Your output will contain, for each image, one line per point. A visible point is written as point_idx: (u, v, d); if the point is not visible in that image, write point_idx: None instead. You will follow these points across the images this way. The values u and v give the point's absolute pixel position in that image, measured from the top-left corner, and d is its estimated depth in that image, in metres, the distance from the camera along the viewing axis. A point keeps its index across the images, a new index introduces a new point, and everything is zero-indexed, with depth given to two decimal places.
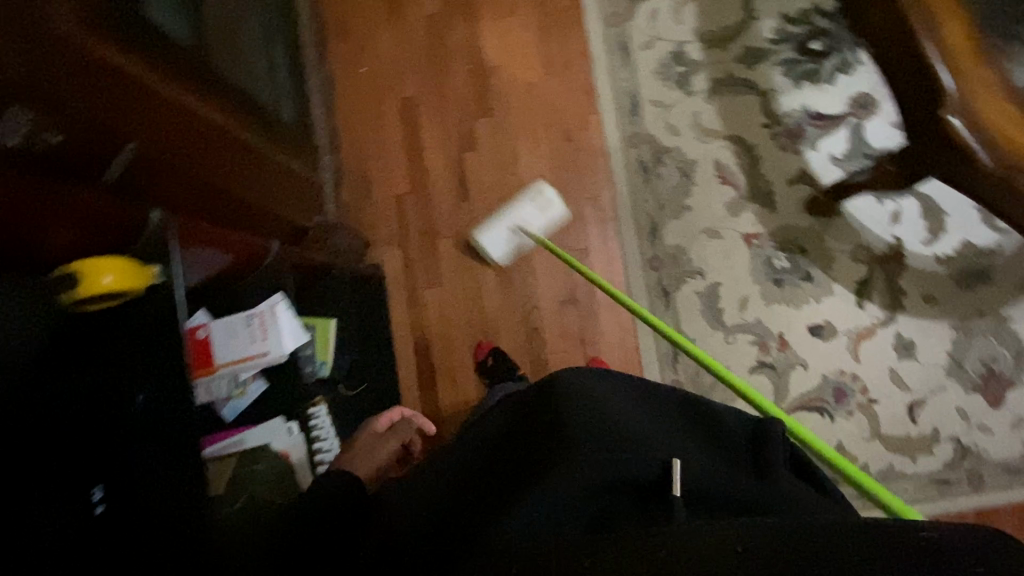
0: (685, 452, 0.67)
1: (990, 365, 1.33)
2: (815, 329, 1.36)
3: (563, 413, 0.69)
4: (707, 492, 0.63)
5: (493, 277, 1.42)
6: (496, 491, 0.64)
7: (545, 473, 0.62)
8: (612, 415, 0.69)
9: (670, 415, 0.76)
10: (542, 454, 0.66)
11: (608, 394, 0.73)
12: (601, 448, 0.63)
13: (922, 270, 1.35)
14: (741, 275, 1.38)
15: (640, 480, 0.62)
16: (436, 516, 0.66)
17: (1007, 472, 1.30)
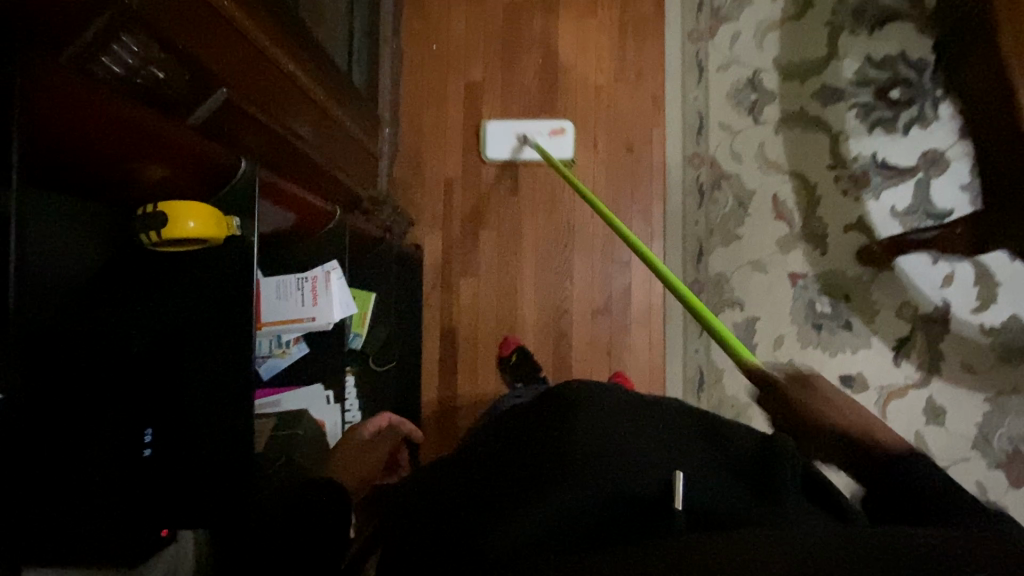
0: (693, 470, 0.64)
1: (1017, 445, 1.30)
2: (846, 378, 1.34)
3: (568, 428, 0.68)
4: (717, 512, 0.58)
5: (531, 274, 1.41)
6: (490, 494, 0.62)
7: (541, 487, 0.60)
8: (615, 433, 0.67)
9: (681, 430, 0.71)
10: (541, 466, 0.63)
11: (618, 411, 0.72)
12: (598, 465, 0.62)
13: (965, 338, 1.33)
14: (780, 312, 1.36)
15: (637, 496, 0.59)
16: (426, 514, 0.63)
17: None
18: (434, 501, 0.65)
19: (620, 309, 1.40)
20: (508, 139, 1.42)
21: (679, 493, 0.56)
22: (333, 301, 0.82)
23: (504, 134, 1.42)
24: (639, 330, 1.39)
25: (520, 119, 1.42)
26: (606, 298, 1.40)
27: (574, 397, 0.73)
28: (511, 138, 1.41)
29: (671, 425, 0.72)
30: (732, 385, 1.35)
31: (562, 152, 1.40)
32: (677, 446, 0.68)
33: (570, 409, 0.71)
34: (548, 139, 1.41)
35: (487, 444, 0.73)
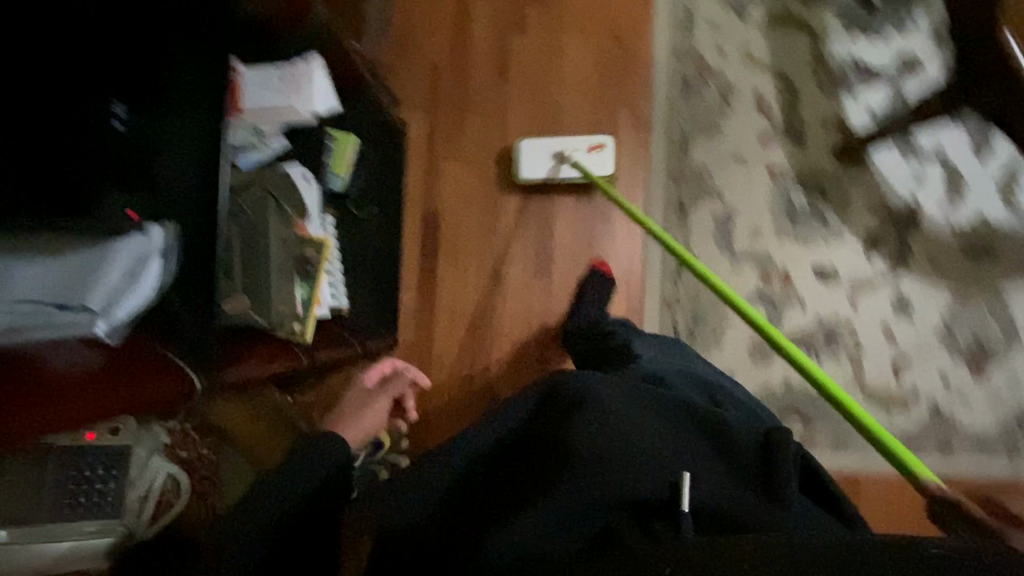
0: (694, 467, 0.67)
1: (980, 340, 1.35)
2: (820, 270, 1.37)
3: (568, 425, 0.70)
4: (719, 513, 0.63)
5: (516, 161, 1.40)
6: (515, 475, 0.70)
7: (554, 480, 0.65)
8: (613, 424, 0.69)
9: (681, 424, 0.72)
10: (553, 463, 0.67)
11: (619, 411, 0.71)
12: (603, 466, 0.65)
13: (934, 234, 1.36)
14: (757, 205, 1.38)
15: (647, 502, 0.63)
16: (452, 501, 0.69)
17: (976, 444, 1.32)
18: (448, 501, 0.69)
19: (602, 197, 1.39)
20: (544, 160, 1.36)
21: (686, 497, 0.60)
22: (314, 90, 0.82)
23: (538, 153, 1.36)
24: (621, 216, 1.39)
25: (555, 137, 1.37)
26: (589, 187, 1.40)
27: (574, 398, 0.73)
28: (548, 159, 1.36)
29: (669, 418, 0.73)
30: (709, 273, 1.37)
31: (602, 169, 1.35)
32: (674, 444, 0.69)
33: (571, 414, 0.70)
34: (586, 154, 1.35)
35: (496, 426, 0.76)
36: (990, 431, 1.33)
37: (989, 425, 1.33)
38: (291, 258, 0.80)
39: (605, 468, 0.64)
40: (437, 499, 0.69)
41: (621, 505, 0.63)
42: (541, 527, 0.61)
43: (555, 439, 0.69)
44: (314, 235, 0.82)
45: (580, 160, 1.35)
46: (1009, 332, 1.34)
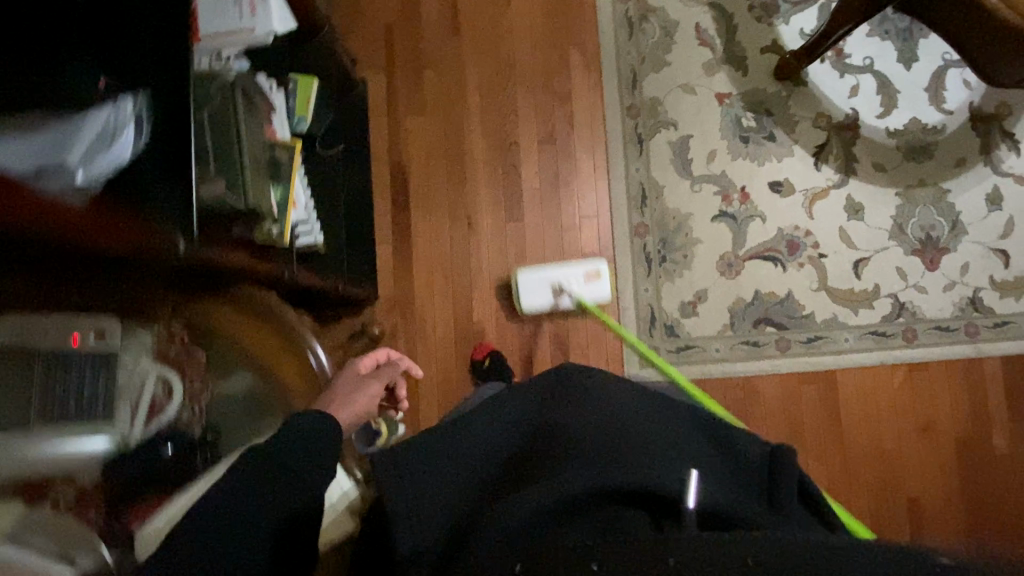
0: (697, 459, 0.62)
1: (929, 232, 1.44)
2: (775, 185, 1.44)
3: (564, 418, 0.67)
4: (728, 515, 0.55)
5: (476, 109, 1.44)
6: (506, 468, 0.65)
7: (544, 472, 0.60)
8: (617, 415, 0.66)
9: (686, 423, 0.69)
10: (549, 454, 0.62)
11: (628, 406, 0.68)
12: (602, 452, 0.60)
13: (875, 140, 1.45)
14: (710, 129, 1.45)
15: (656, 491, 0.55)
16: (446, 490, 0.64)
17: (936, 329, 1.42)
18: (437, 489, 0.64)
19: (564, 136, 1.44)
20: (542, 288, 1.35)
21: (692, 492, 0.54)
22: (271, 12, 0.85)
23: (535, 283, 1.35)
24: (584, 153, 1.44)
25: (552, 265, 1.35)
26: (550, 128, 1.44)
27: (577, 389, 0.71)
28: (546, 288, 1.34)
29: (669, 409, 0.70)
30: (673, 198, 1.43)
31: (601, 297, 1.35)
32: (681, 438, 0.65)
33: (577, 403, 0.69)
34: (583, 283, 1.34)
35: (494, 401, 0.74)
36: (946, 317, 1.43)
37: (945, 311, 1.42)
38: (267, 159, 0.78)
39: (603, 461, 0.59)
40: (436, 480, 0.65)
41: (629, 498, 0.55)
42: (526, 512, 0.54)
43: (552, 426, 0.66)
44: (282, 140, 0.82)
45: (577, 291, 1.35)
46: (953, 224, 1.44)
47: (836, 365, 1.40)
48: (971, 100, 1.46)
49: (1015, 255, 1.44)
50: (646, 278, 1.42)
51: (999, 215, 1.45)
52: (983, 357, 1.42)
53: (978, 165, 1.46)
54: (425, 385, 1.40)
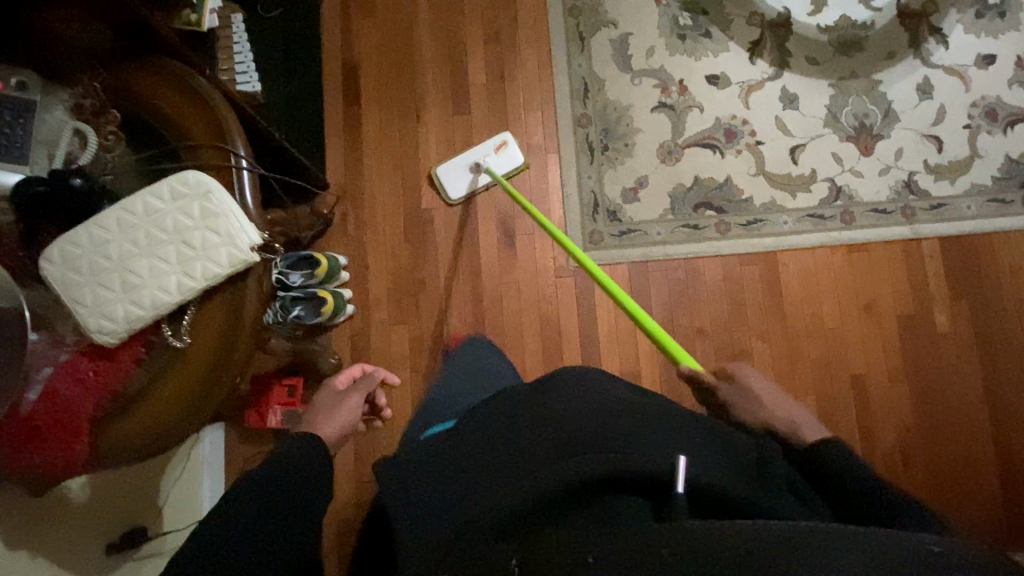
0: (691, 452, 0.65)
1: (862, 120, 1.49)
2: (712, 78, 1.50)
3: (552, 413, 0.75)
4: (718, 491, 0.59)
5: (425, 11, 1.51)
6: (502, 465, 0.70)
7: (536, 467, 0.65)
8: (598, 410, 0.73)
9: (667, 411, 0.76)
10: (540, 452, 0.68)
11: (608, 401, 0.76)
12: (591, 446, 0.66)
13: (807, 36, 1.52)
14: (648, 27, 1.51)
15: (643, 477, 0.60)
16: (448, 499, 0.67)
17: (874, 212, 1.45)
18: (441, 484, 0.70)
19: (508, 35, 1.51)
20: (462, 174, 1.45)
21: (681, 477, 0.58)
22: None
23: (456, 172, 1.45)
24: (528, 50, 1.51)
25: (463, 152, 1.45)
26: (494, 28, 1.51)
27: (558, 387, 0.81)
28: (465, 173, 1.44)
29: (661, 414, 0.73)
30: (614, 91, 1.49)
31: (515, 164, 1.45)
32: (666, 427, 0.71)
33: (561, 402, 0.77)
34: (497, 157, 1.45)
35: (487, 412, 0.81)
36: (883, 201, 1.46)
37: (882, 194, 1.46)
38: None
39: (588, 449, 0.65)
40: (434, 486, 0.70)
41: (618, 481, 0.61)
42: (521, 501, 0.60)
43: (544, 423, 0.73)
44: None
45: (492, 164, 1.45)
46: (886, 113, 1.49)
47: (776, 246, 1.44)
48: None
49: (949, 141, 1.48)
50: (589, 165, 1.47)
51: (930, 103, 1.49)
52: (921, 238, 1.45)
53: (908, 58, 1.51)
54: (374, 268, 1.43)
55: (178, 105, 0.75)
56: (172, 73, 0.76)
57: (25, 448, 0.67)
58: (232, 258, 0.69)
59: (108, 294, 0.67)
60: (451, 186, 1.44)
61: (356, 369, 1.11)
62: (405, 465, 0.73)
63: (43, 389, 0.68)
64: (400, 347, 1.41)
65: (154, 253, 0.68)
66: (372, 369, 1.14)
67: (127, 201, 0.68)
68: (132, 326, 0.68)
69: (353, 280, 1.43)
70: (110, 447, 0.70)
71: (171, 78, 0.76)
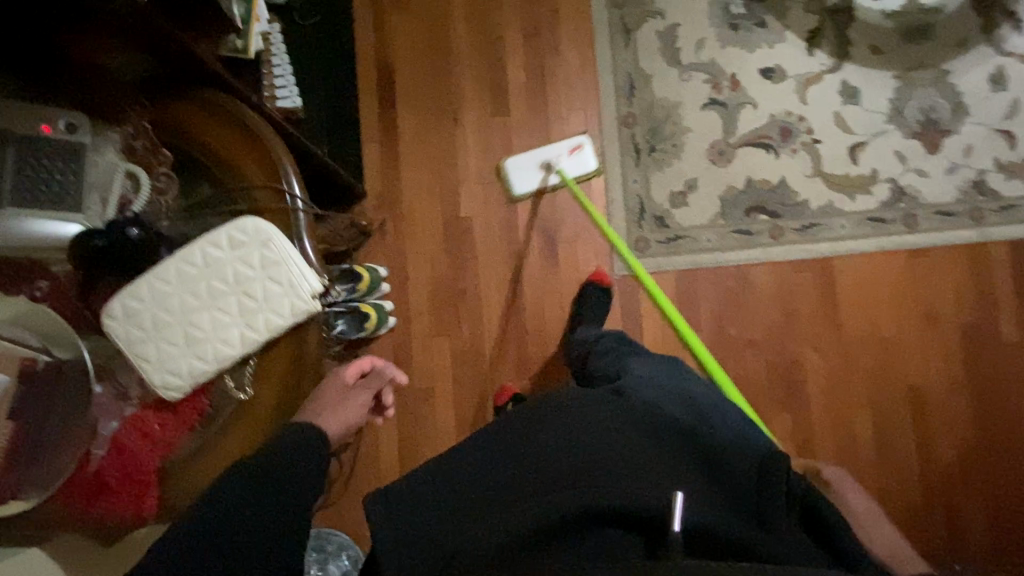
0: (686, 483, 0.64)
1: (929, 115, 1.39)
2: (766, 72, 1.41)
3: (545, 443, 0.69)
4: (713, 533, 0.58)
5: (461, 5, 1.43)
6: (497, 486, 0.66)
7: (534, 490, 0.63)
8: (591, 438, 0.69)
9: (666, 438, 0.70)
10: (537, 473, 0.65)
11: (602, 425, 0.71)
12: (586, 477, 0.63)
13: (871, 22, 1.41)
14: (698, 17, 1.42)
15: (641, 513, 0.59)
16: (442, 519, 0.64)
17: (939, 215, 1.37)
18: (431, 517, 0.64)
19: (550, 29, 1.43)
20: (532, 173, 1.40)
21: (676, 515, 0.56)
22: None
23: (526, 169, 1.40)
24: (570, 45, 1.42)
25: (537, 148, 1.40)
26: (534, 21, 1.43)
27: (549, 412, 0.74)
28: (535, 171, 1.40)
29: (657, 432, 0.71)
30: (661, 87, 1.41)
31: (586, 167, 1.39)
32: (662, 454, 0.67)
33: (551, 426, 0.71)
34: (569, 158, 1.39)
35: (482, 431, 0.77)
36: (949, 202, 1.38)
37: (947, 195, 1.38)
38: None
39: (581, 481, 0.63)
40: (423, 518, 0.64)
41: (614, 516, 0.60)
42: (515, 535, 0.58)
43: (534, 452, 0.68)
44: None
45: (564, 166, 1.40)
46: (956, 106, 1.39)
47: (833, 252, 1.37)
48: None
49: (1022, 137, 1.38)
50: (635, 168, 1.40)
51: (1004, 95, 1.39)
52: (988, 242, 1.37)
53: (981, 46, 1.40)
54: (414, 279, 1.40)
55: (233, 145, 0.72)
56: (222, 108, 0.73)
57: (95, 501, 0.67)
58: (295, 309, 0.67)
59: (171, 350, 0.65)
60: (519, 183, 1.40)
61: (366, 361, 0.78)
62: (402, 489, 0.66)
63: (111, 443, 0.68)
64: (442, 359, 1.39)
65: (216, 306, 0.66)
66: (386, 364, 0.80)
67: (185, 251, 0.65)
68: (198, 380, 0.66)
69: (393, 292, 1.40)
70: (174, 503, 0.68)
71: (220, 113, 0.73)
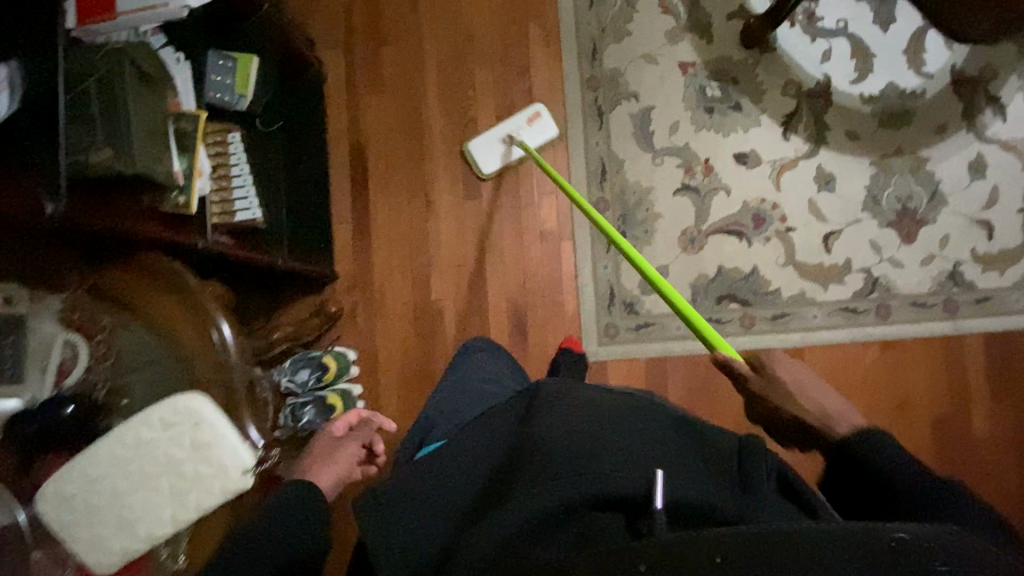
0: (667, 461, 0.64)
1: (905, 203, 1.37)
2: (740, 156, 1.39)
3: (534, 428, 0.70)
4: (696, 505, 0.59)
5: (435, 85, 1.43)
6: (488, 485, 0.67)
7: (520, 480, 0.64)
8: (574, 420, 0.69)
9: (653, 421, 0.71)
10: (523, 462, 0.66)
11: (586, 410, 0.71)
12: (570, 459, 0.63)
13: (847, 106, 1.39)
14: (673, 99, 1.40)
15: (622, 494, 0.59)
16: (439, 517, 0.66)
17: (913, 306, 1.36)
18: (429, 505, 0.67)
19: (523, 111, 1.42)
20: (495, 149, 1.40)
21: (657, 493, 0.57)
22: None
23: (488, 144, 1.40)
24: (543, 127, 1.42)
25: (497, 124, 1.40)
26: (507, 103, 1.42)
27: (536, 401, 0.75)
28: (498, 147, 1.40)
29: (640, 413, 0.71)
30: (634, 172, 1.40)
31: (547, 135, 1.39)
32: (644, 436, 0.68)
33: (534, 415, 0.72)
34: (529, 129, 1.40)
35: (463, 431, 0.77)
36: (924, 293, 1.36)
37: (922, 286, 1.36)
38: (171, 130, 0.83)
39: (567, 463, 0.63)
40: (421, 512, 0.66)
41: (598, 501, 0.60)
42: (507, 531, 0.59)
43: (523, 442, 0.69)
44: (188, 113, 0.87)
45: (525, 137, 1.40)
46: (932, 195, 1.36)
47: (804, 343, 1.36)
48: (954, 62, 1.38)
49: (1000, 228, 1.35)
50: (606, 254, 1.40)
51: (983, 183, 1.36)
52: (963, 334, 1.35)
53: (961, 132, 1.37)
54: (383, 360, 1.40)
55: (171, 305, 0.74)
56: (162, 273, 0.75)
57: None
58: (224, 488, 0.68)
59: (103, 530, 0.66)
60: (481, 155, 1.40)
61: (353, 415, 0.99)
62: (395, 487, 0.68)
63: None
64: None
65: (147, 484, 0.67)
66: (369, 414, 1.00)
67: (116, 433, 0.67)
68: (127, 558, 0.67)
69: (363, 374, 1.41)
70: None
71: (159, 278, 0.75)
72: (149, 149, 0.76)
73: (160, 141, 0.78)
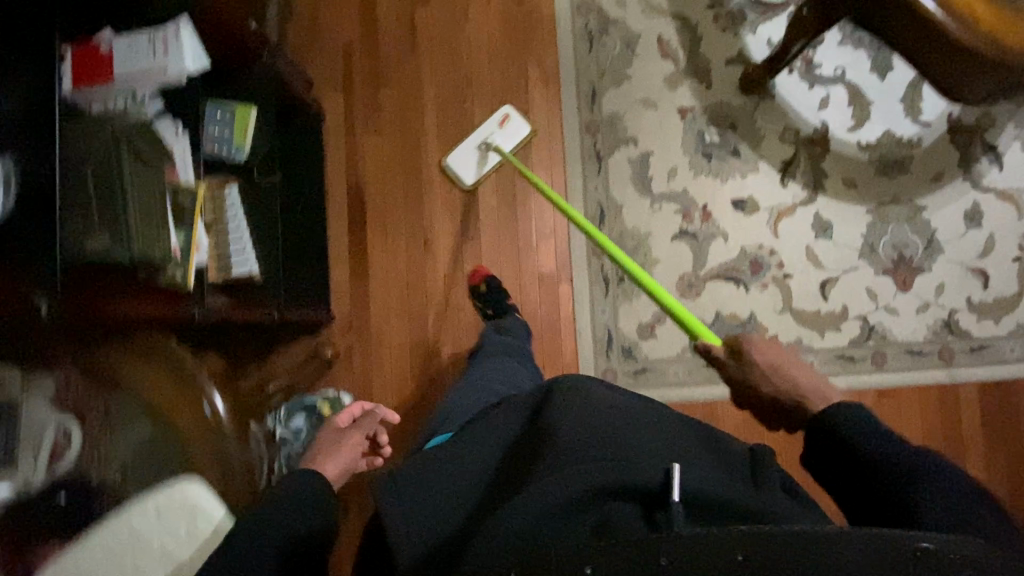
0: (686, 461, 0.62)
1: (901, 251, 1.38)
2: (737, 202, 1.40)
3: (545, 416, 0.68)
4: (717, 498, 0.57)
5: (434, 126, 1.43)
6: (498, 482, 0.64)
7: (535, 468, 0.61)
8: (587, 407, 0.67)
9: (669, 424, 0.69)
10: (536, 453, 0.64)
11: (598, 400, 0.69)
12: (587, 445, 0.61)
13: (844, 153, 1.40)
14: (672, 143, 1.41)
15: (641, 484, 0.56)
16: (447, 509, 0.62)
17: (908, 354, 1.36)
18: (438, 496, 0.64)
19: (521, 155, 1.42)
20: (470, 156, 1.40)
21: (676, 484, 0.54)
22: (185, 52, 0.87)
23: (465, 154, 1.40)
24: (542, 171, 1.42)
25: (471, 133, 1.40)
26: None
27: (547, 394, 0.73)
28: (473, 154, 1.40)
29: (652, 414, 0.70)
30: (632, 217, 1.40)
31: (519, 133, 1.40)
32: (660, 433, 0.66)
33: (545, 408, 0.70)
34: (501, 131, 1.40)
35: (472, 432, 0.74)
36: (919, 340, 1.37)
37: (918, 333, 1.36)
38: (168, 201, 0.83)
39: (584, 447, 0.61)
40: (430, 503, 0.63)
41: (620, 491, 0.57)
42: (522, 516, 0.55)
43: (536, 434, 0.66)
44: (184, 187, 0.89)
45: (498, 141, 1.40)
46: (928, 243, 1.37)
47: None
48: (951, 110, 1.39)
49: (995, 278, 1.36)
50: (603, 298, 1.39)
51: (978, 232, 1.37)
52: (957, 383, 1.35)
53: (958, 180, 1.38)
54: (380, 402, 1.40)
55: (161, 374, 0.81)
56: (150, 349, 0.82)
57: None
58: None
59: None
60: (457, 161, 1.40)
61: (356, 407, 1.02)
62: (405, 476, 0.66)
63: None
64: None
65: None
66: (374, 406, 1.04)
67: (113, 525, 0.69)
68: None
69: None
70: None
71: (147, 354, 0.82)
72: (147, 229, 0.75)
73: (156, 215, 0.78)
